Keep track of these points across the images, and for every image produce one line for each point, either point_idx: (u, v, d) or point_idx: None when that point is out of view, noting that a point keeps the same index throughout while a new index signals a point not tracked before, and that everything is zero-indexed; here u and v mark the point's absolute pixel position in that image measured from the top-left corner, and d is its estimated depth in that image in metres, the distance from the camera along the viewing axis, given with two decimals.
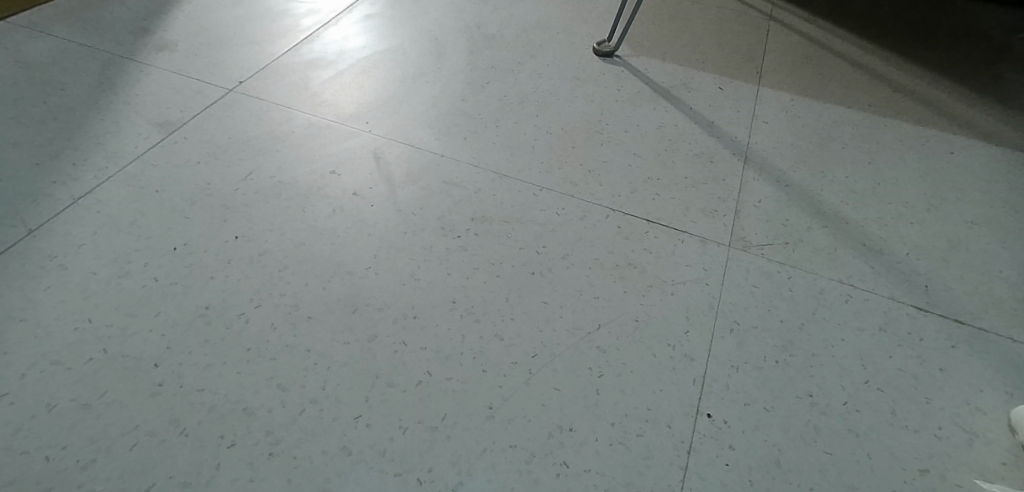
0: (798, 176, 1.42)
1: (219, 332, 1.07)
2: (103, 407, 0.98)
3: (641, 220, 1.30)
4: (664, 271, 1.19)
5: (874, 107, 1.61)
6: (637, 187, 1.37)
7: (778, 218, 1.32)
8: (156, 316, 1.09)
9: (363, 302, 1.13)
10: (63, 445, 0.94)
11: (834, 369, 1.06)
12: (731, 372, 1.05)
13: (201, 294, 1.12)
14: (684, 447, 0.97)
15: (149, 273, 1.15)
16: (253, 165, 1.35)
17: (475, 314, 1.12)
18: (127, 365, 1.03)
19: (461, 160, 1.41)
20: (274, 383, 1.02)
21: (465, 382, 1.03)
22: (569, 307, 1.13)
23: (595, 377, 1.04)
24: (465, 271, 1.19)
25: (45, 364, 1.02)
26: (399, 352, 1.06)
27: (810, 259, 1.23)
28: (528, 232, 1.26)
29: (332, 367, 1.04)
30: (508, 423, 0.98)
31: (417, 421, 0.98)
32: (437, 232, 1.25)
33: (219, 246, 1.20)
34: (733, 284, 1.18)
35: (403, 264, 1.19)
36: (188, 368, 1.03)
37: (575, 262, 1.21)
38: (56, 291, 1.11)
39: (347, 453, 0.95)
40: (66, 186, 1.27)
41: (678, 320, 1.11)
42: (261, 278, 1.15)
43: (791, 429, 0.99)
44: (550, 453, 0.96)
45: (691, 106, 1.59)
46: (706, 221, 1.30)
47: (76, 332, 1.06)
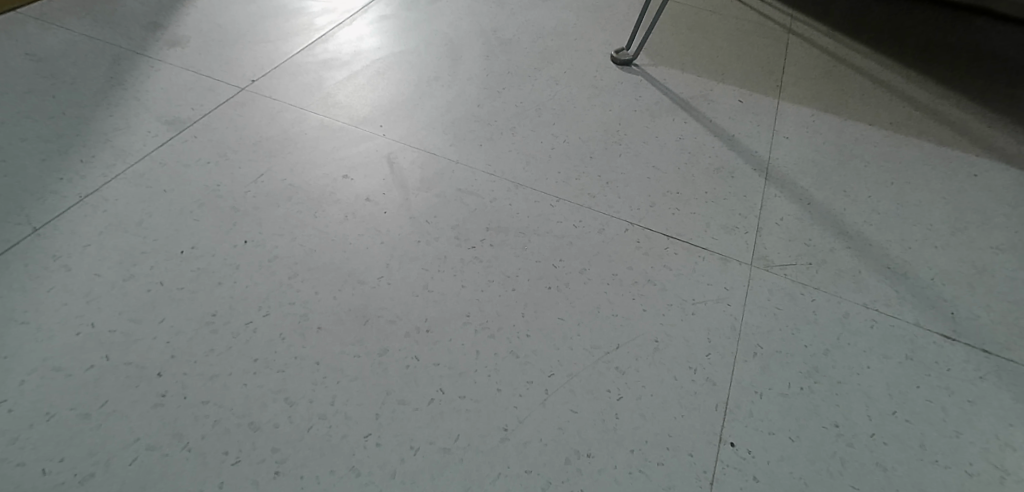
0: (821, 194, 1.38)
1: (226, 341, 1.04)
2: (104, 417, 0.94)
3: (660, 235, 1.26)
4: (684, 289, 1.16)
5: (896, 125, 1.58)
6: (656, 201, 1.34)
7: (801, 237, 1.28)
8: (162, 322, 1.05)
9: (375, 313, 1.10)
10: (62, 457, 0.90)
11: (860, 398, 1.03)
12: (753, 398, 1.01)
13: (208, 300, 1.09)
14: (705, 477, 0.93)
15: (155, 277, 1.11)
16: (264, 167, 1.32)
17: (490, 329, 1.09)
18: (130, 373, 0.99)
19: (476, 167, 1.37)
20: (281, 396, 0.98)
21: (479, 401, 0.99)
22: (586, 325, 1.10)
23: (613, 399, 1.00)
24: (480, 284, 1.15)
25: (45, 370, 0.98)
26: (410, 367, 1.03)
27: (834, 281, 1.20)
28: (544, 245, 1.23)
29: (341, 381, 1.01)
30: (524, 447, 0.95)
31: (429, 442, 0.95)
32: (451, 243, 1.22)
33: (227, 250, 1.16)
34: (756, 304, 1.14)
35: (415, 275, 1.16)
36: (194, 378, 0.99)
37: (592, 278, 1.18)
38: (59, 292, 1.07)
39: (356, 473, 0.92)
40: (73, 183, 1.24)
41: (699, 341, 1.08)
42: (270, 285, 1.12)
43: (816, 461, 0.95)
44: (568, 480, 0.92)
45: (711, 118, 1.55)
46: (727, 238, 1.27)
47: (78, 337, 1.02)
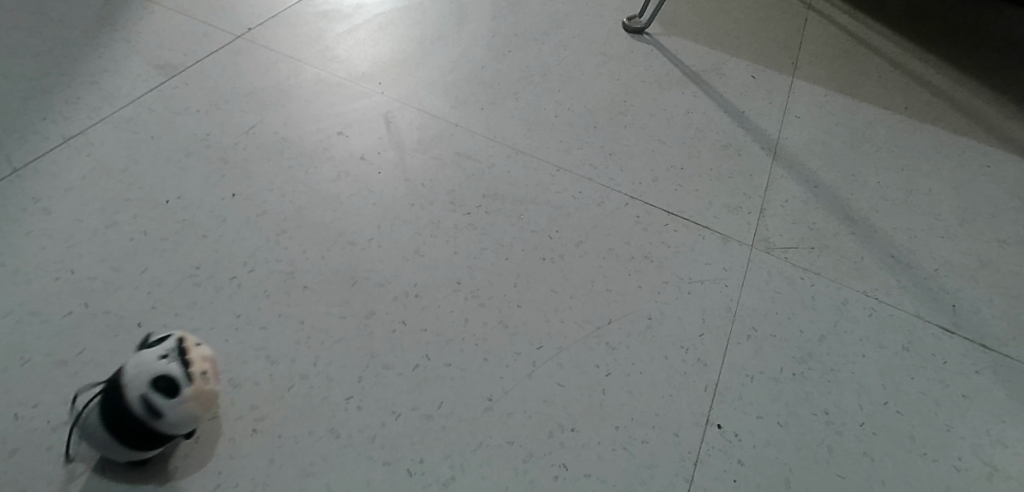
0: (828, 178, 1.34)
1: (209, 295, 1.02)
2: (79, 365, 0.92)
3: (661, 211, 1.23)
4: (681, 268, 1.13)
5: (910, 110, 1.53)
6: (659, 176, 1.30)
7: (804, 220, 1.25)
8: (144, 273, 1.03)
9: (363, 275, 1.07)
10: (34, 403, 0.88)
11: (853, 386, 0.99)
12: (745, 382, 0.98)
13: (192, 252, 1.06)
14: (690, 459, 0.89)
15: (138, 226, 1.08)
16: (257, 119, 1.29)
17: (480, 297, 1.06)
18: (108, 322, 0.97)
19: (475, 131, 1.34)
20: (262, 354, 0.96)
21: (464, 370, 0.97)
22: (579, 299, 1.07)
23: (601, 375, 0.98)
24: (472, 252, 1.13)
25: (20, 313, 0.96)
26: (396, 332, 1.01)
27: (835, 267, 1.17)
28: (541, 215, 1.20)
29: (325, 342, 0.98)
30: (507, 418, 0.92)
31: (411, 408, 0.92)
32: (445, 208, 1.19)
33: (214, 203, 1.13)
34: (753, 286, 1.12)
35: (407, 239, 1.13)
36: (174, 331, 0.97)
37: (588, 251, 1.15)
38: (39, 236, 1.05)
39: (334, 436, 0.89)
40: (57, 124, 1.21)
41: (693, 321, 1.05)
42: (257, 241, 1.09)
43: (805, 448, 0.91)
44: (550, 453, 0.89)
45: (721, 93, 1.51)
46: (728, 218, 1.23)
47: (57, 282, 1.00)
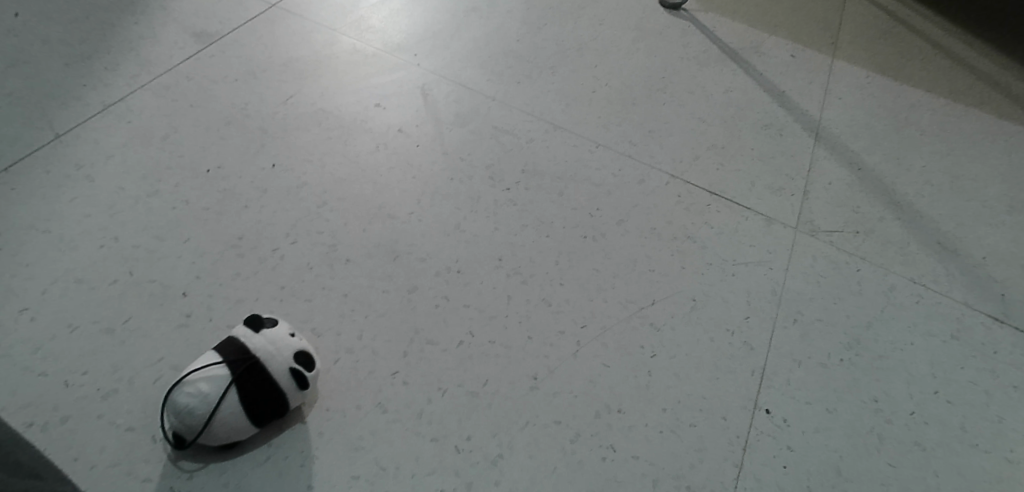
0: (873, 161, 1.32)
1: (253, 266, 1.01)
2: (127, 334, 0.92)
3: (703, 190, 1.21)
4: (725, 249, 1.11)
5: (954, 94, 1.50)
6: (701, 154, 1.28)
7: (849, 203, 1.23)
8: (187, 242, 1.02)
9: (404, 249, 1.06)
10: (84, 370, 0.88)
11: (901, 374, 0.98)
12: (792, 367, 0.97)
13: (234, 223, 1.06)
14: (738, 443, 0.89)
15: (180, 195, 1.08)
16: (293, 88, 1.27)
17: (522, 275, 1.05)
18: (154, 291, 0.97)
19: (513, 105, 1.31)
20: (307, 327, 0.96)
21: (508, 347, 0.97)
22: (622, 278, 1.06)
23: (647, 356, 0.97)
24: (514, 228, 1.11)
25: (67, 281, 0.96)
26: (439, 308, 1.00)
27: (881, 252, 1.15)
28: (582, 192, 1.18)
29: (369, 316, 0.98)
30: (553, 397, 0.92)
31: (457, 385, 0.92)
32: (485, 183, 1.17)
33: (254, 173, 1.12)
34: (799, 270, 1.10)
35: (448, 214, 1.12)
36: (219, 301, 0.97)
37: (630, 229, 1.13)
38: (82, 203, 1.04)
39: (381, 410, 0.89)
40: (96, 91, 1.20)
41: (738, 303, 1.04)
42: (298, 213, 1.08)
43: (853, 436, 0.91)
44: (597, 434, 0.89)
45: (762, 72, 1.48)
46: (772, 199, 1.21)
47: (102, 250, 1.00)
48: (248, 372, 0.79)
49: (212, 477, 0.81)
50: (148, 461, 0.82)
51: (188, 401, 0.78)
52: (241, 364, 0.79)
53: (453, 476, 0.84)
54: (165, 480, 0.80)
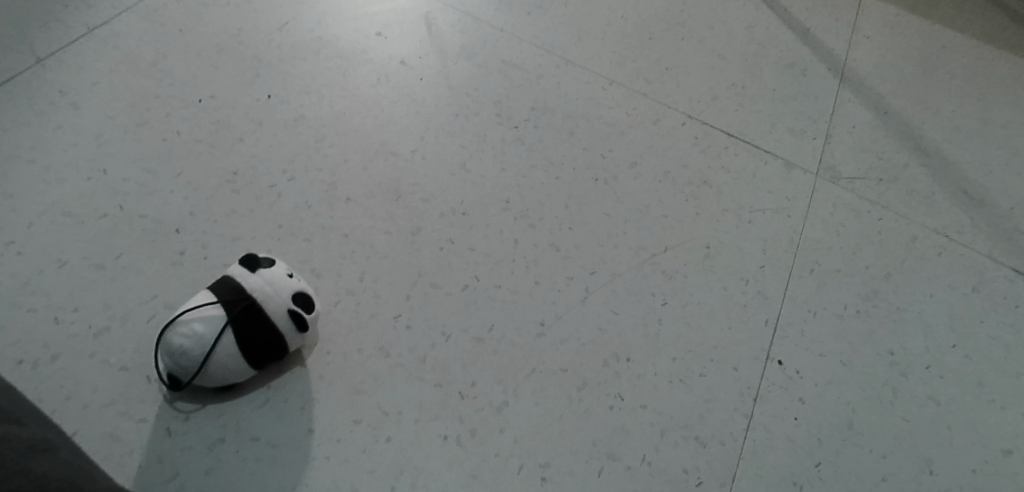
0: (899, 105, 1.25)
1: (249, 203, 0.97)
2: (118, 270, 0.88)
3: (721, 132, 1.15)
4: (742, 195, 1.07)
5: (988, 35, 1.41)
6: (719, 94, 1.21)
7: (872, 149, 1.17)
8: (179, 176, 0.98)
9: (407, 189, 1.02)
10: (74, 307, 0.85)
11: (920, 327, 0.95)
12: (807, 318, 0.94)
13: (228, 157, 1.01)
14: (750, 394, 0.87)
15: (171, 126, 1.02)
16: (289, 14, 1.19)
17: (530, 218, 1.01)
18: (145, 227, 0.93)
19: (522, 37, 1.24)
20: (306, 268, 0.92)
21: (515, 293, 0.93)
22: (633, 223, 1.02)
23: (658, 304, 0.94)
24: (522, 169, 1.06)
25: (54, 214, 0.92)
26: (443, 250, 0.96)
27: (904, 201, 1.10)
28: (593, 132, 1.12)
29: (370, 257, 0.94)
30: (560, 344, 0.89)
31: (461, 330, 0.89)
32: (492, 120, 1.11)
33: (249, 104, 1.06)
34: (818, 218, 1.05)
35: (452, 152, 1.07)
36: (214, 239, 0.93)
37: (643, 172, 1.08)
38: (68, 132, 0.99)
39: (383, 355, 0.86)
40: (79, 12, 1.12)
41: (754, 252, 1.00)
42: (296, 147, 1.03)
43: (868, 389, 0.88)
44: (605, 383, 0.86)
45: (786, 7, 1.39)
46: (792, 143, 1.16)
47: (90, 182, 0.95)
48: (243, 312, 0.75)
49: (209, 419, 0.78)
50: (143, 401, 0.79)
51: (183, 342, 0.75)
52: (235, 303, 0.75)
53: (457, 422, 0.82)
54: (161, 421, 0.78)
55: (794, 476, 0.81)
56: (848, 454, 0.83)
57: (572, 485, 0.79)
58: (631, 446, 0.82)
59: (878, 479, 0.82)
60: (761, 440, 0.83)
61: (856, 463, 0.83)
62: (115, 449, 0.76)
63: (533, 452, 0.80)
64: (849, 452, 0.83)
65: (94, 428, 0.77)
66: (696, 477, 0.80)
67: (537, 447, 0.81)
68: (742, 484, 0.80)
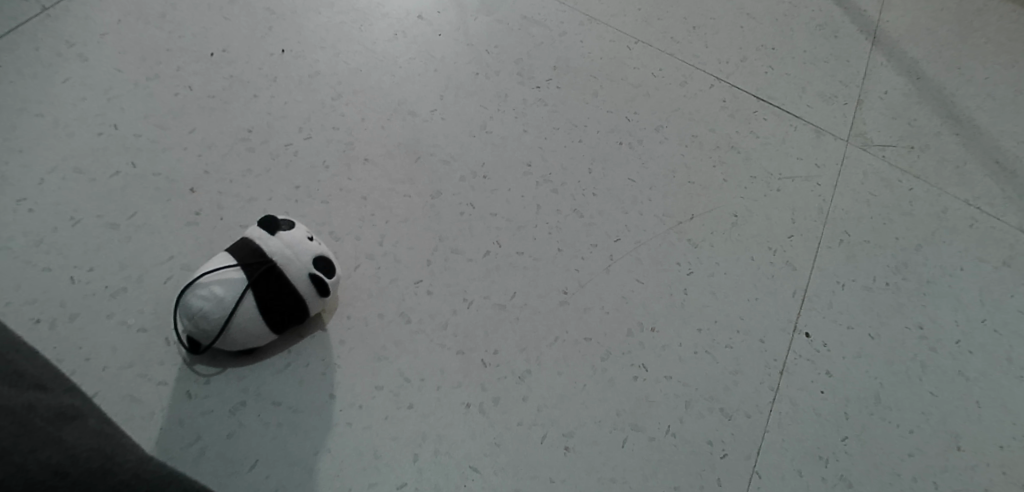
0: (932, 71, 1.21)
1: (264, 162, 0.94)
2: (133, 230, 0.87)
3: (749, 95, 1.11)
4: (770, 161, 1.04)
5: None
6: (748, 55, 1.17)
7: (904, 115, 1.13)
8: (193, 133, 0.95)
9: (426, 150, 0.99)
10: (90, 267, 0.83)
11: (949, 301, 0.94)
12: (835, 290, 0.93)
13: (243, 114, 0.97)
14: (776, 367, 0.86)
15: (182, 81, 0.99)
16: None
17: (552, 182, 0.98)
18: (159, 185, 0.90)
19: None
20: (324, 230, 0.90)
21: (537, 259, 0.91)
22: (658, 190, 0.99)
23: (683, 273, 0.92)
24: (544, 131, 1.03)
25: (66, 170, 0.89)
26: (464, 215, 0.94)
27: (936, 170, 1.07)
28: (618, 93, 1.09)
29: (390, 220, 0.92)
30: (583, 313, 0.88)
31: (483, 297, 0.87)
32: (513, 79, 1.08)
33: (262, 59, 1.03)
34: (847, 187, 1.03)
35: (472, 113, 1.03)
36: (230, 199, 0.90)
37: (669, 137, 1.05)
38: (76, 86, 0.96)
39: (405, 320, 0.84)
40: None
41: (782, 221, 0.98)
42: (311, 105, 1.00)
43: (896, 363, 0.88)
44: (629, 353, 0.85)
45: None
46: (822, 108, 1.12)
47: (101, 138, 0.92)
48: (263, 275, 0.74)
49: (230, 383, 0.77)
50: (162, 363, 0.78)
51: (202, 305, 0.73)
52: (256, 266, 0.74)
53: (480, 390, 0.81)
54: (181, 384, 0.77)
55: (819, 449, 0.82)
56: (874, 428, 0.84)
57: (596, 455, 0.79)
58: (656, 417, 0.82)
59: (904, 454, 0.82)
60: (787, 413, 0.83)
61: (882, 438, 0.83)
62: (136, 412, 0.75)
63: (556, 422, 0.80)
64: (875, 426, 0.84)
65: (113, 390, 0.76)
66: (720, 449, 0.81)
67: (561, 416, 0.80)
68: (767, 456, 0.80)
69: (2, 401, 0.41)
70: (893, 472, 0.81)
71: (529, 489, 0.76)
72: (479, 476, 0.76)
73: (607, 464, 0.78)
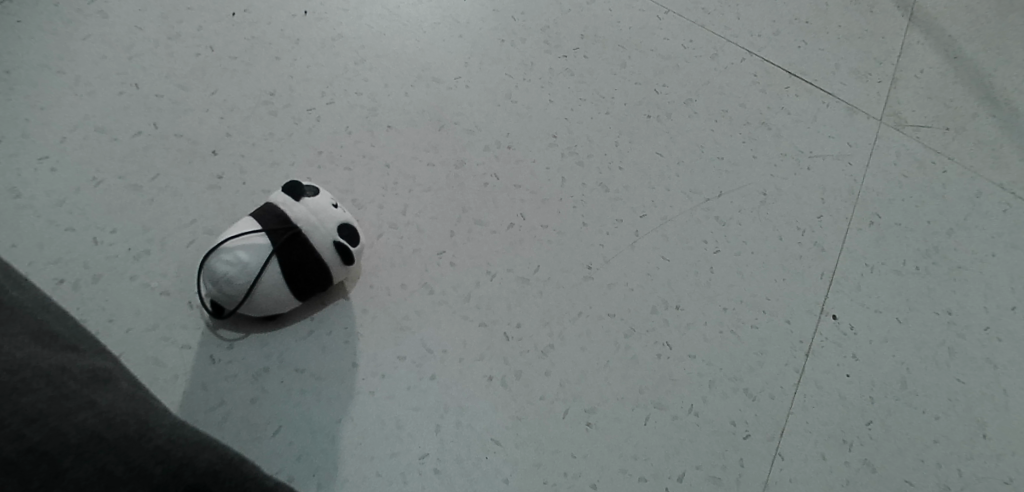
0: (970, 48, 1.14)
1: (287, 126, 0.92)
2: (155, 192, 0.86)
3: (782, 70, 1.08)
4: (801, 139, 1.02)
5: None
6: (781, 28, 1.12)
7: (940, 95, 1.09)
8: (214, 95, 0.93)
9: (451, 119, 0.97)
10: (112, 228, 0.83)
11: (980, 287, 0.93)
12: (864, 272, 0.92)
13: (264, 76, 0.96)
14: (802, 348, 0.86)
15: (203, 41, 0.97)
16: None
17: (579, 155, 0.96)
18: (181, 147, 0.89)
19: None
20: (347, 198, 0.89)
21: (562, 233, 0.90)
22: (686, 165, 0.97)
23: (709, 251, 0.91)
24: (570, 102, 1.01)
25: (87, 129, 0.88)
26: (489, 186, 0.92)
27: (971, 153, 1.04)
28: (646, 65, 1.06)
29: (413, 190, 0.91)
30: (608, 289, 0.87)
31: (507, 270, 0.86)
32: (540, 47, 1.05)
33: (284, 21, 1.01)
34: (880, 168, 1.00)
35: (497, 81, 1.01)
36: (252, 163, 0.89)
37: (698, 111, 1.03)
38: (97, 43, 0.94)
39: (428, 291, 0.84)
40: None
41: (812, 201, 0.96)
42: (334, 69, 0.98)
43: (923, 348, 0.88)
44: (654, 331, 0.85)
45: None
46: (857, 84, 1.08)
47: (122, 98, 0.91)
48: (289, 242, 0.73)
49: (252, 348, 0.77)
50: (186, 327, 0.78)
51: (227, 270, 0.72)
52: (282, 232, 0.73)
53: (502, 363, 0.80)
54: (205, 348, 0.77)
55: (843, 433, 0.82)
56: (900, 413, 0.84)
57: (618, 432, 0.79)
58: (680, 396, 0.82)
59: (929, 440, 0.82)
60: (812, 396, 0.83)
61: (907, 423, 0.83)
62: (159, 374, 0.75)
63: (578, 398, 0.80)
64: (901, 411, 0.84)
65: (138, 352, 0.76)
66: (743, 430, 0.81)
67: (584, 392, 0.80)
68: (790, 438, 0.81)
69: (37, 362, 0.41)
70: (917, 457, 0.81)
71: (550, 463, 0.76)
72: (501, 449, 0.76)
73: (628, 441, 0.78)
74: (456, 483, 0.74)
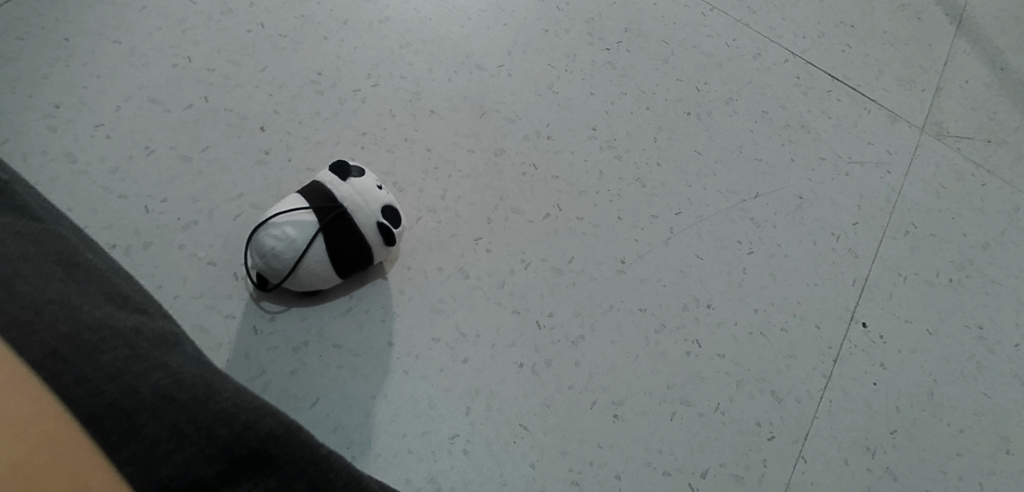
0: (1018, 60, 1.12)
1: (332, 106, 0.94)
2: (205, 164, 0.88)
3: (825, 74, 1.08)
4: (841, 145, 1.02)
5: None
6: (826, 31, 1.11)
7: (984, 107, 1.08)
8: (263, 71, 0.95)
9: (492, 107, 0.98)
10: (163, 198, 0.85)
11: (1012, 303, 0.93)
12: (896, 281, 0.92)
13: (312, 55, 0.97)
14: (831, 354, 0.87)
15: (254, 17, 0.99)
16: None
17: (617, 149, 0.97)
18: (230, 121, 0.91)
19: None
20: (388, 180, 0.90)
21: (597, 226, 0.91)
22: (724, 165, 0.98)
23: (743, 252, 0.92)
24: (611, 95, 1.01)
25: (142, 99, 0.91)
26: (527, 176, 0.94)
27: (1012, 168, 1.03)
28: (689, 62, 1.06)
29: (452, 176, 0.92)
30: (640, 284, 0.88)
31: (541, 259, 0.88)
32: (584, 39, 1.05)
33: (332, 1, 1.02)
34: (918, 178, 1.00)
35: (540, 71, 1.02)
36: (298, 141, 0.91)
37: (739, 111, 1.03)
38: (152, 15, 0.96)
39: (464, 276, 0.86)
40: None
41: (848, 207, 0.96)
42: (380, 52, 0.99)
43: (952, 360, 0.88)
44: (683, 328, 0.86)
45: None
46: (900, 92, 1.07)
47: (176, 70, 0.93)
48: (334, 219, 0.75)
49: (294, 322, 0.80)
50: (230, 297, 0.81)
51: (275, 245, 0.75)
52: (327, 210, 0.75)
53: (534, 351, 0.82)
54: (248, 319, 0.79)
55: (867, 440, 0.83)
56: (925, 425, 0.84)
57: (644, 425, 0.80)
58: (706, 394, 0.83)
59: (952, 452, 0.83)
60: (838, 402, 0.84)
61: (931, 434, 0.84)
62: (205, 341, 0.78)
63: (605, 389, 0.82)
64: (926, 422, 0.84)
65: (185, 318, 0.79)
66: (768, 431, 0.82)
67: (612, 384, 0.82)
68: (814, 442, 0.82)
69: (113, 321, 0.43)
70: (940, 469, 0.82)
71: (576, 451, 0.78)
72: (529, 435, 0.78)
73: (654, 435, 0.80)
74: (484, 464, 0.76)
